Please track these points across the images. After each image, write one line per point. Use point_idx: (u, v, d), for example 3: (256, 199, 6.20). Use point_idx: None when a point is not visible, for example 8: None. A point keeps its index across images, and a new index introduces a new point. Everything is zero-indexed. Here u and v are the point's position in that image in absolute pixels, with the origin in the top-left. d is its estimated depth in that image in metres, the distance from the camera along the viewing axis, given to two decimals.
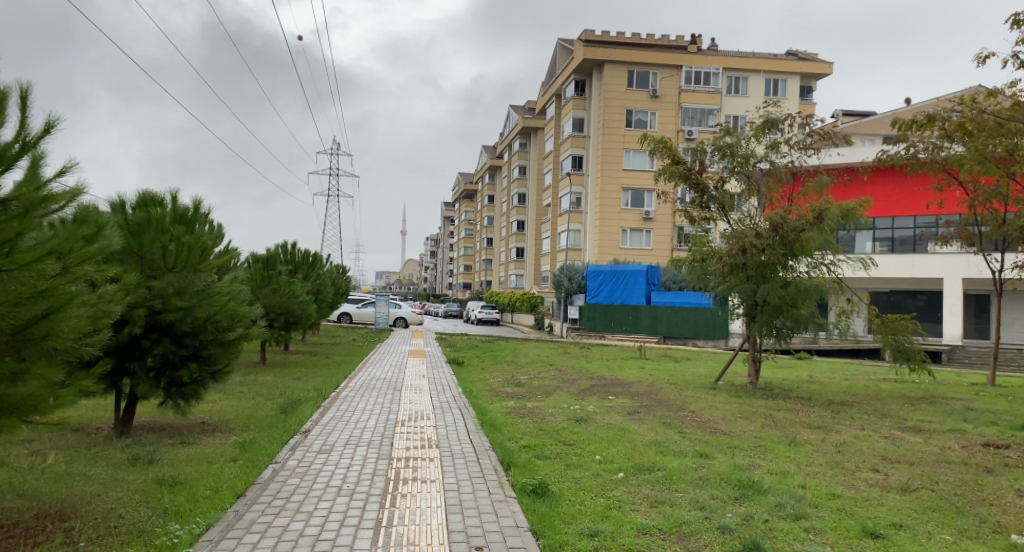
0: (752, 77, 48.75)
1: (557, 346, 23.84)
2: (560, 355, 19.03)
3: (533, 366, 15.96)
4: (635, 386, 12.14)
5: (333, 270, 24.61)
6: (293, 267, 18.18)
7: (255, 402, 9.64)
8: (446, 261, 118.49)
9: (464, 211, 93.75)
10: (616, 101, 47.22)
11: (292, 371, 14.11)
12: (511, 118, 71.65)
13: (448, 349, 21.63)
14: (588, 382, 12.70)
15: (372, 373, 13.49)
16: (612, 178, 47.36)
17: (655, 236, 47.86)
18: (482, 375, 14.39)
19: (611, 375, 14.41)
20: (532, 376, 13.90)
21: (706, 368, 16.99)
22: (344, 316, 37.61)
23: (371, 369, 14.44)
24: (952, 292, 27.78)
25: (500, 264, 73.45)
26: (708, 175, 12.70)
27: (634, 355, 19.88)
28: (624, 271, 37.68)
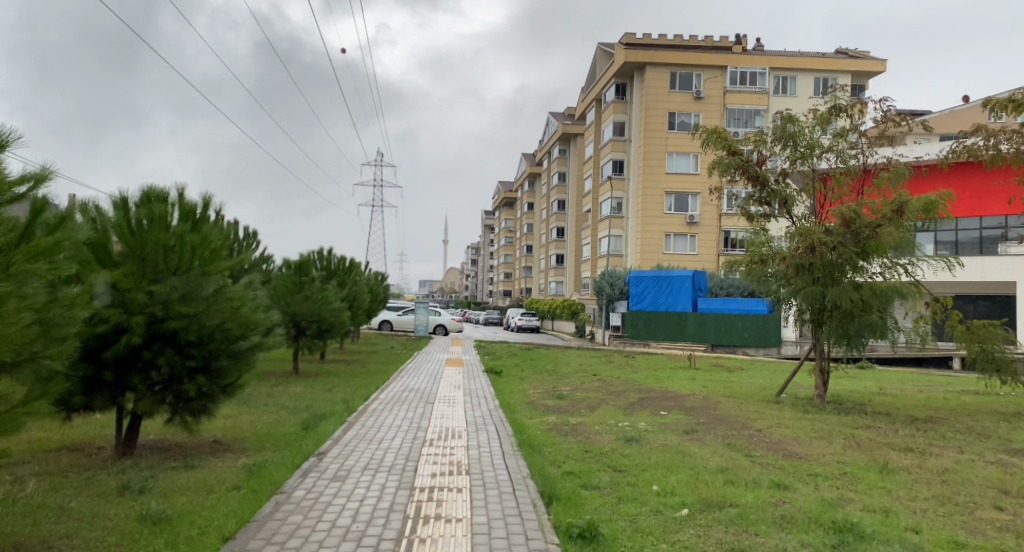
0: (801, 75, 46.71)
1: (600, 355, 22.75)
2: (604, 366, 17.95)
3: (576, 377, 14.97)
4: (689, 400, 11.02)
5: (370, 277, 24.20)
6: (328, 273, 17.75)
7: (276, 418, 8.97)
8: (486, 269, 118.29)
9: (504, 218, 93.31)
10: (659, 102, 45.87)
11: (324, 381, 13.52)
12: (550, 124, 70.91)
13: (487, 358, 20.82)
14: (636, 394, 11.66)
15: (405, 384, 12.78)
16: (655, 181, 45.97)
17: (700, 241, 46.14)
18: (521, 386, 13.48)
19: (660, 386, 13.28)
20: (575, 387, 12.92)
21: (764, 379, 15.66)
22: (384, 324, 37.31)
23: (404, 379, 13.72)
24: None
25: (540, 271, 72.47)
26: (769, 167, 11.52)
27: (683, 365, 18.65)
28: (668, 277, 36.42)
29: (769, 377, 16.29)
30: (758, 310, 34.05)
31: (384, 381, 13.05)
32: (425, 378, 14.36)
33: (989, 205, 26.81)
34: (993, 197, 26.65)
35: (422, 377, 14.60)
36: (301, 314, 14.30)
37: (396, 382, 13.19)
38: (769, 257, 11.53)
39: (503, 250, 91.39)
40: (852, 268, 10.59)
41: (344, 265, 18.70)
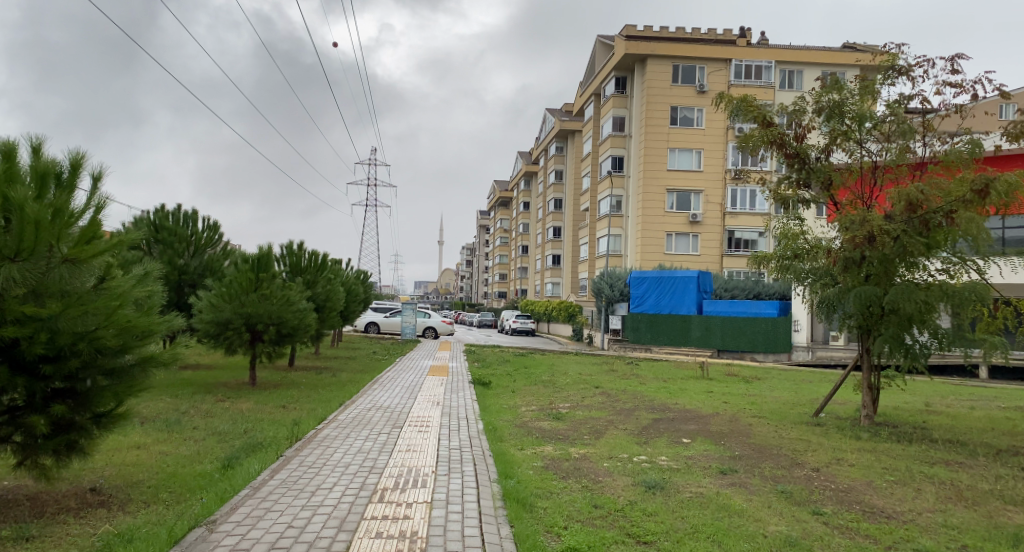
0: (807, 70, 45.01)
1: (600, 361, 20.90)
2: (606, 374, 16.06)
3: (575, 389, 13.11)
4: (715, 423, 9.14)
5: (350, 276, 22.36)
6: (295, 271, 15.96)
7: (197, 450, 7.06)
8: (480, 270, 116.33)
9: (499, 218, 91.53)
10: (660, 97, 44.10)
11: (284, 395, 11.61)
12: (548, 122, 69.19)
13: (476, 365, 18.96)
14: (649, 414, 9.80)
15: (374, 400, 10.91)
16: (656, 179, 44.21)
17: (702, 241, 44.38)
18: (511, 400, 11.63)
19: (674, 402, 11.45)
20: (575, 404, 11.05)
21: (788, 393, 13.81)
22: (372, 326, 35.46)
23: (374, 393, 11.80)
24: None
25: (536, 272, 70.57)
26: (809, 143, 9.73)
27: (693, 374, 16.81)
28: (671, 277, 34.63)
29: (792, 389, 14.49)
30: (767, 312, 32.02)
31: (349, 397, 11.17)
32: (401, 390, 12.50)
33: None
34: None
35: (398, 389, 12.74)
36: (256, 316, 12.42)
37: (361, 397, 11.28)
38: (809, 250, 9.77)
39: (498, 251, 89.48)
40: (910, 264, 8.79)
41: (317, 260, 16.91)
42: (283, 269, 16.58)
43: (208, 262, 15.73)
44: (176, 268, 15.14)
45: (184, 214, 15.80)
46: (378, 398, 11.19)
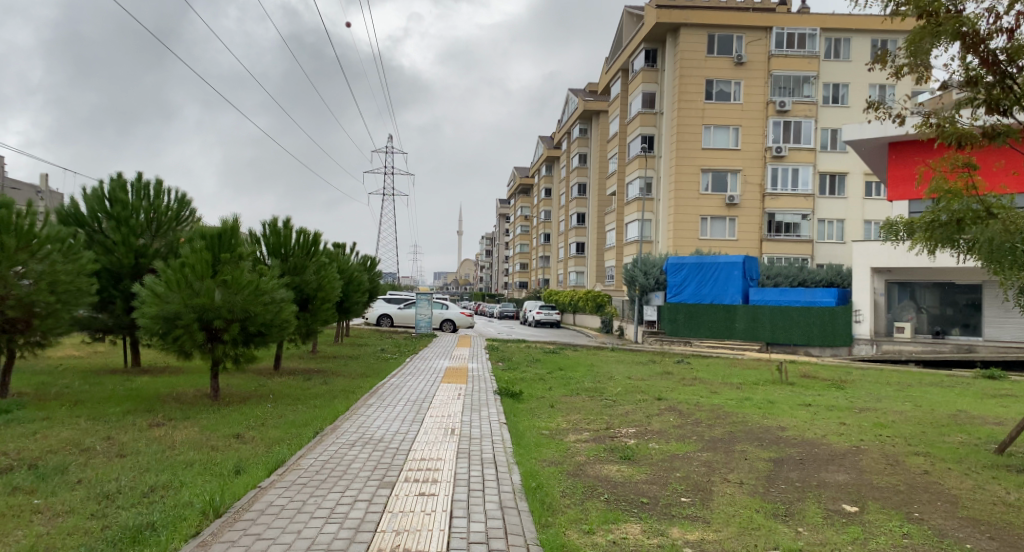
0: (854, 38, 41.12)
1: (643, 360, 17.78)
2: (660, 380, 13.02)
3: (630, 405, 10.07)
4: (874, 465, 6.03)
5: (353, 264, 19.71)
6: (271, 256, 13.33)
7: (42, 537, 4.10)
8: (501, 260, 113.70)
9: (520, 206, 88.44)
10: (694, 69, 40.36)
11: (246, 419, 8.77)
12: (570, 104, 65.79)
13: (500, 366, 16.03)
14: (760, 450, 6.72)
15: (360, 427, 8.03)
16: (690, 158, 40.58)
17: (740, 225, 40.77)
18: (552, 426, 8.64)
19: (777, 425, 8.33)
20: (644, 432, 8.00)
21: (906, 407, 10.61)
22: (384, 318, 32.94)
23: (362, 415, 8.85)
24: None
25: (559, 261, 67.41)
26: (1019, 40, 6.18)
27: (768, 378, 13.67)
28: (712, 263, 31.32)
29: (906, 401, 11.28)
30: (823, 301, 28.24)
31: (325, 423, 8.28)
32: (399, 408, 9.60)
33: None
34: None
35: (395, 406, 9.82)
36: (211, 312, 9.74)
37: (340, 422, 8.41)
38: (980, 215, 7.05)
39: (518, 240, 86.49)
40: None
41: (308, 240, 14.25)
42: (267, 253, 13.94)
43: (174, 242, 13.11)
44: (132, 249, 12.49)
45: (145, 185, 13.08)
46: (365, 423, 8.30)
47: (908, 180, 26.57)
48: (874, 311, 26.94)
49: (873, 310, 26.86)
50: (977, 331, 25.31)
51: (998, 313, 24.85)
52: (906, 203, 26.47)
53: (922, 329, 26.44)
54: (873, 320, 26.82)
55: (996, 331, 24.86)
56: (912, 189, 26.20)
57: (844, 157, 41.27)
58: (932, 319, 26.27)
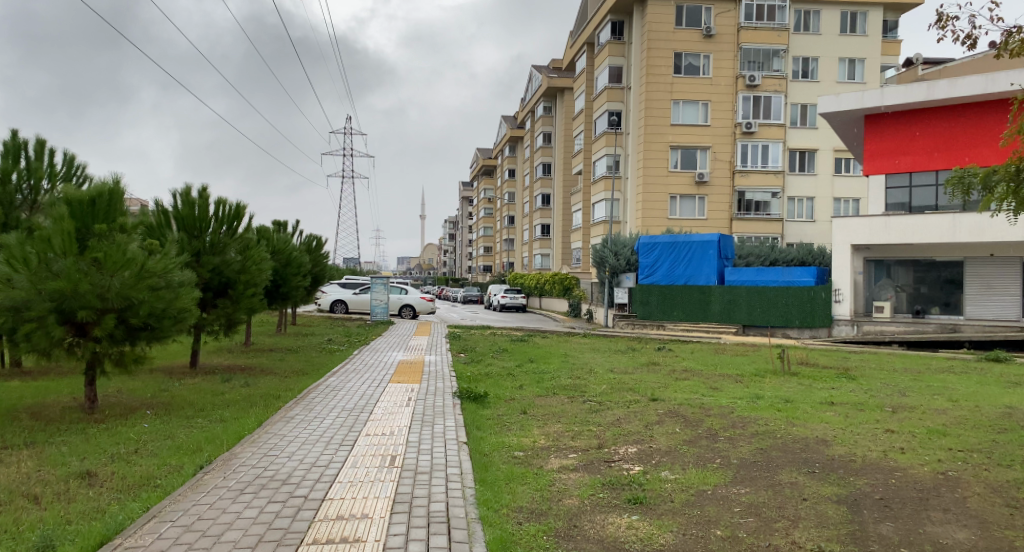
0: (825, 11, 39.91)
1: (622, 349, 15.98)
2: (648, 374, 11.22)
3: (620, 410, 8.19)
4: (996, 505, 4.16)
5: (294, 245, 17.42)
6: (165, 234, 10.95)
7: None
8: (465, 243, 111.09)
9: (483, 188, 86.01)
10: (661, 41, 38.54)
11: (111, 449, 6.45)
12: (534, 81, 63.52)
13: (461, 359, 14.02)
14: (816, 481, 4.83)
15: (265, 467, 5.91)
16: (658, 134, 38.91)
17: (709, 203, 39.36)
18: (522, 446, 6.69)
19: (809, 435, 6.51)
20: (648, 454, 6.10)
21: (939, 399, 8.98)
22: (338, 305, 30.57)
23: (273, 441, 6.71)
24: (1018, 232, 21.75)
25: (524, 244, 65.48)
26: None
27: (767, 369, 11.99)
28: (685, 242, 29.82)
29: (932, 392, 9.69)
30: (802, 281, 26.65)
31: (215, 458, 6.12)
32: (325, 429, 7.50)
33: (976, 155, 22.65)
34: (982, 144, 22.57)
35: (320, 425, 7.71)
36: (75, 300, 7.43)
37: (237, 458, 6.28)
38: None
39: (482, 222, 84.33)
40: None
41: (227, 212, 11.94)
42: (177, 229, 11.60)
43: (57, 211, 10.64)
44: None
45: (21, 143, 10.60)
46: (274, 460, 6.19)
47: (884, 152, 24.98)
48: (852, 291, 25.63)
49: (852, 290, 25.53)
50: (957, 309, 24.47)
51: (980, 291, 23.98)
52: (884, 176, 24.88)
53: (901, 309, 25.40)
54: (851, 302, 25.43)
55: (978, 309, 24.03)
56: (891, 162, 24.67)
57: (814, 133, 40.19)
58: (911, 298, 25.25)
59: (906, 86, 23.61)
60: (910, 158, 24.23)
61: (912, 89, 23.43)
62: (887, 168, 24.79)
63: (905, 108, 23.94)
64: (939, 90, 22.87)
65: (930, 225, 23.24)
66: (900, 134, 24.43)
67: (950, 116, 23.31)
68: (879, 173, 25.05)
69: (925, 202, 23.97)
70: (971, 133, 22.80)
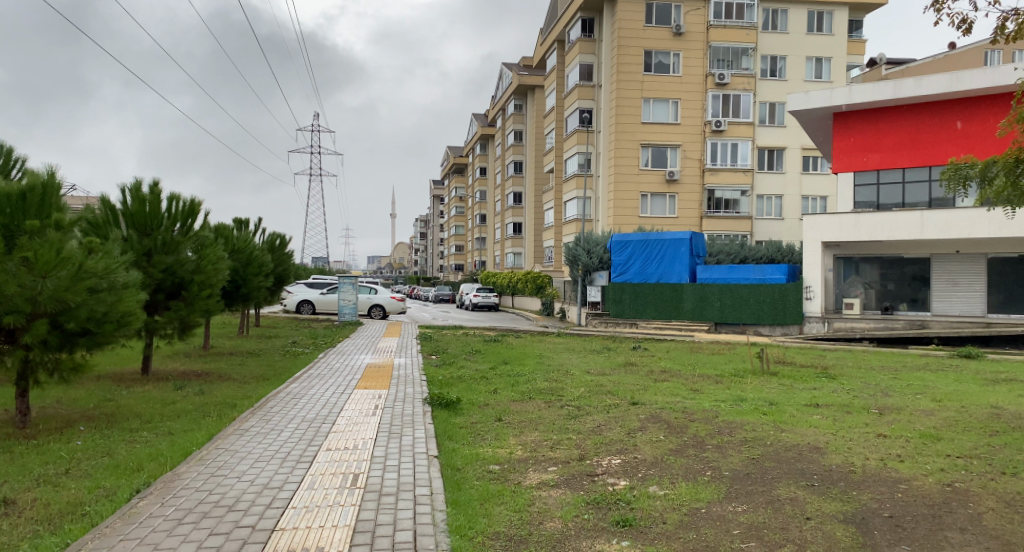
0: (792, 10, 40.33)
1: (597, 349, 15.60)
2: (625, 375, 10.85)
3: (600, 415, 7.77)
4: (1016, 516, 3.81)
5: (255, 244, 16.63)
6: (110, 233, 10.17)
7: None
8: (435, 242, 109.98)
9: (453, 186, 85.22)
10: (631, 39, 38.45)
11: (36, 471, 5.75)
12: (504, 79, 63.06)
13: (431, 361, 13.46)
14: (817, 497, 4.43)
15: (211, 491, 5.29)
16: (629, 132, 38.80)
17: (680, 201, 39.43)
18: (496, 460, 6.19)
19: (799, 442, 6.16)
20: (633, 466, 5.65)
21: (922, 398, 8.78)
22: (305, 305, 29.62)
23: (224, 461, 6.09)
24: (983, 227, 22.05)
25: (495, 242, 64.94)
26: None
27: (746, 369, 11.72)
28: (658, 240, 29.73)
29: (914, 391, 9.50)
30: (773, 278, 26.86)
31: (155, 480, 5.46)
32: (282, 445, 6.90)
33: (942, 154, 23.14)
34: (947, 143, 23.07)
35: (277, 441, 7.10)
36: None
37: (181, 479, 5.64)
38: None
39: (453, 221, 83.52)
40: None
41: (182, 208, 11.19)
42: (126, 227, 10.81)
43: None
44: None
45: None
46: (221, 482, 5.56)
47: (852, 150, 25.15)
48: (822, 288, 25.75)
49: (822, 287, 25.64)
50: (925, 305, 24.77)
51: (947, 287, 24.36)
52: (853, 174, 25.02)
53: (870, 306, 25.69)
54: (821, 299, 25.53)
55: (945, 305, 24.39)
56: (859, 159, 24.85)
57: (782, 131, 40.57)
58: (880, 295, 25.54)
59: (874, 84, 23.84)
60: (878, 156, 24.46)
61: (880, 87, 23.68)
62: (856, 165, 24.96)
63: (873, 105, 24.18)
64: (906, 88, 23.14)
65: (898, 222, 23.46)
66: (868, 132, 24.66)
67: (916, 115, 23.66)
68: (847, 171, 25.18)
69: (893, 198, 24.17)
70: (937, 132, 23.25)
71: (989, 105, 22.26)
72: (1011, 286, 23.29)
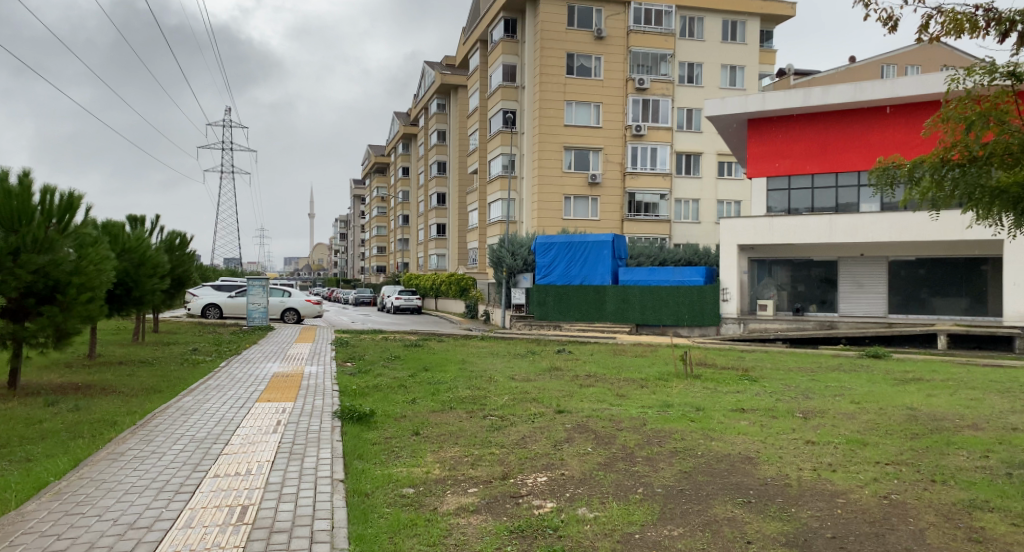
0: (707, 17, 41.85)
1: (521, 353, 15.19)
2: (550, 380, 10.47)
3: (525, 426, 7.29)
4: (961, 528, 3.58)
5: (150, 242, 15.02)
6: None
7: None
8: (357, 243, 106.80)
9: (375, 185, 83.03)
10: (553, 42, 38.66)
11: None
12: (427, 77, 61.98)
13: (345, 369, 12.59)
14: (755, 516, 4.11)
15: (60, 537, 4.35)
16: (552, 135, 38.96)
17: (602, 204, 39.99)
18: (410, 481, 5.55)
19: (730, 451, 5.91)
20: (561, 486, 5.18)
21: (840, 399, 8.89)
22: (211, 309, 27.57)
23: (83, 496, 5.11)
24: (882, 231, 23.46)
25: (419, 244, 63.68)
26: None
27: (670, 372, 11.63)
28: (582, 243, 29.85)
29: (830, 392, 9.65)
30: (692, 280, 27.35)
31: None
32: (162, 473, 5.95)
33: (846, 160, 24.62)
34: (850, 150, 24.56)
35: (156, 467, 6.13)
36: None
37: (23, 522, 4.63)
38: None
39: (375, 222, 81.32)
40: None
41: (60, 202, 9.74)
42: None
43: None
44: None
45: None
46: (76, 524, 4.62)
47: (765, 156, 26.23)
48: (739, 290, 26.72)
49: (738, 289, 26.60)
50: (832, 307, 26.16)
51: (852, 289, 25.86)
52: (765, 179, 26.12)
53: (783, 307, 26.89)
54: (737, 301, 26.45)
55: (850, 306, 25.89)
56: (771, 165, 25.98)
57: (698, 138, 42.02)
58: (791, 296, 26.79)
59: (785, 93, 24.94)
60: (788, 162, 25.67)
61: (790, 97, 24.81)
62: (768, 171, 26.07)
63: (784, 113, 25.32)
64: (814, 96, 24.33)
65: (807, 225, 24.67)
66: (779, 139, 25.82)
67: (822, 123, 24.99)
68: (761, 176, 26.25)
69: (802, 203, 25.41)
70: (841, 140, 24.71)
71: (886, 115, 23.81)
72: (908, 288, 24.96)
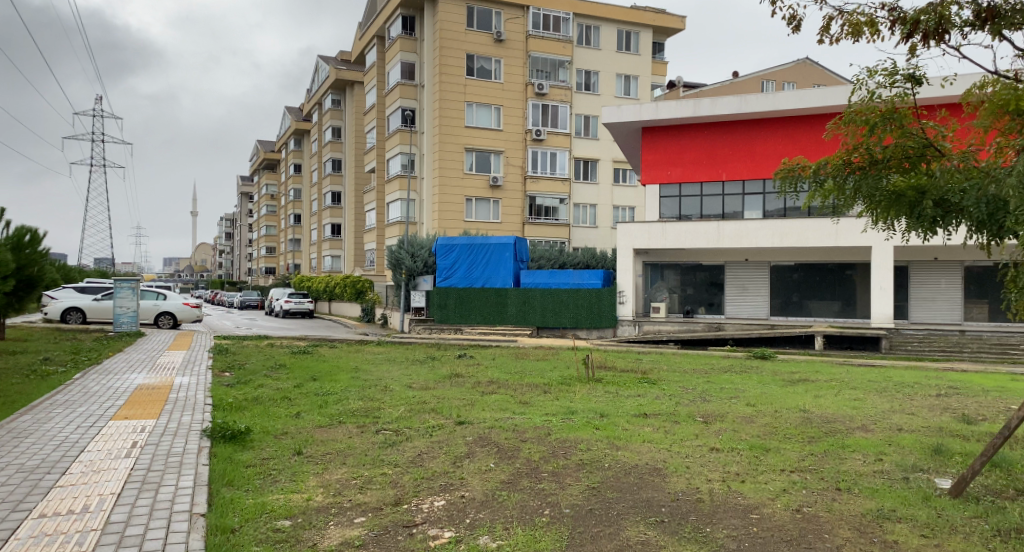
0: (603, 26, 43.09)
1: (418, 358, 14.49)
2: (450, 388, 9.92)
3: (421, 441, 6.69)
4: (876, 543, 3.47)
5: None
6: None
7: None
8: (244, 243, 100.17)
9: (265, 182, 78.30)
10: (453, 41, 38.13)
11: None
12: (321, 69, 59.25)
13: (222, 380, 11.32)
14: (671, 538, 3.81)
15: None
16: (454, 135, 38.42)
17: (503, 207, 39.91)
18: (288, 511, 4.79)
19: (637, 461, 5.66)
20: (461, 510, 4.65)
21: (735, 400, 9.04)
22: (73, 313, 24.41)
23: None
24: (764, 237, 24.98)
25: (312, 244, 60.66)
26: None
27: (572, 376, 11.45)
28: (483, 244, 29.20)
29: (724, 393, 9.83)
30: (590, 283, 27.66)
31: None
32: None
33: (731, 169, 26.09)
34: (735, 160, 26.07)
35: None
36: None
37: None
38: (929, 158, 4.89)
39: (264, 220, 76.58)
40: None
41: None
42: None
43: None
44: None
45: None
46: None
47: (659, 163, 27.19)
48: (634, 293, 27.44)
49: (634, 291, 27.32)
50: (720, 309, 27.59)
51: (737, 293, 27.35)
52: (659, 186, 27.10)
53: (674, 309, 27.94)
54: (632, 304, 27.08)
55: (736, 308, 27.38)
56: (664, 172, 26.98)
57: (596, 143, 43.11)
58: (682, 299, 27.91)
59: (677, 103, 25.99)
60: (679, 170, 26.77)
61: (681, 107, 25.89)
62: (661, 178, 27.06)
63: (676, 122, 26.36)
64: (703, 107, 25.51)
65: (696, 231, 25.82)
66: (671, 147, 26.88)
67: (709, 133, 26.34)
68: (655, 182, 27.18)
69: (693, 209, 26.60)
70: (727, 149, 26.17)
71: (767, 128, 25.47)
72: (787, 291, 26.80)
